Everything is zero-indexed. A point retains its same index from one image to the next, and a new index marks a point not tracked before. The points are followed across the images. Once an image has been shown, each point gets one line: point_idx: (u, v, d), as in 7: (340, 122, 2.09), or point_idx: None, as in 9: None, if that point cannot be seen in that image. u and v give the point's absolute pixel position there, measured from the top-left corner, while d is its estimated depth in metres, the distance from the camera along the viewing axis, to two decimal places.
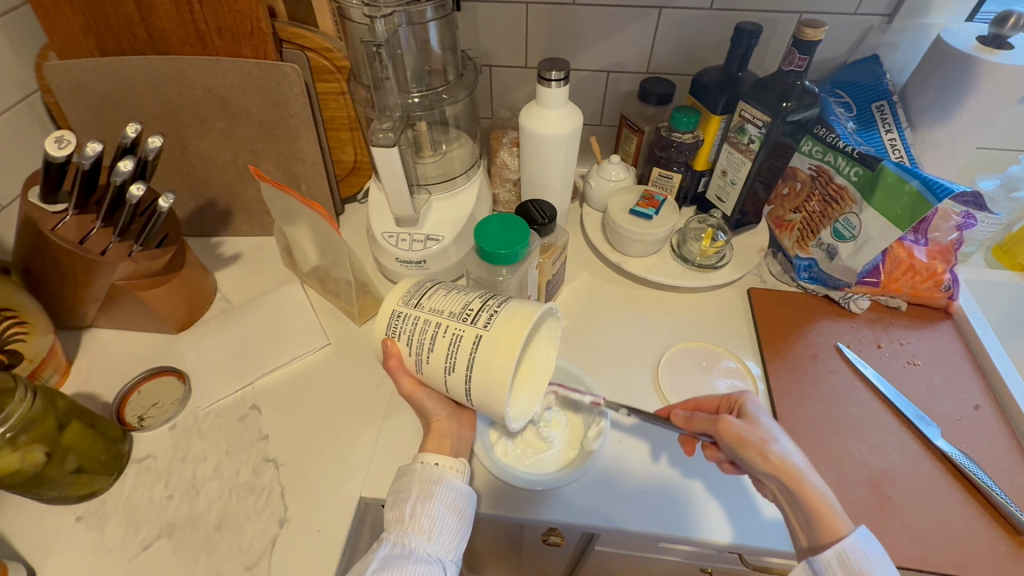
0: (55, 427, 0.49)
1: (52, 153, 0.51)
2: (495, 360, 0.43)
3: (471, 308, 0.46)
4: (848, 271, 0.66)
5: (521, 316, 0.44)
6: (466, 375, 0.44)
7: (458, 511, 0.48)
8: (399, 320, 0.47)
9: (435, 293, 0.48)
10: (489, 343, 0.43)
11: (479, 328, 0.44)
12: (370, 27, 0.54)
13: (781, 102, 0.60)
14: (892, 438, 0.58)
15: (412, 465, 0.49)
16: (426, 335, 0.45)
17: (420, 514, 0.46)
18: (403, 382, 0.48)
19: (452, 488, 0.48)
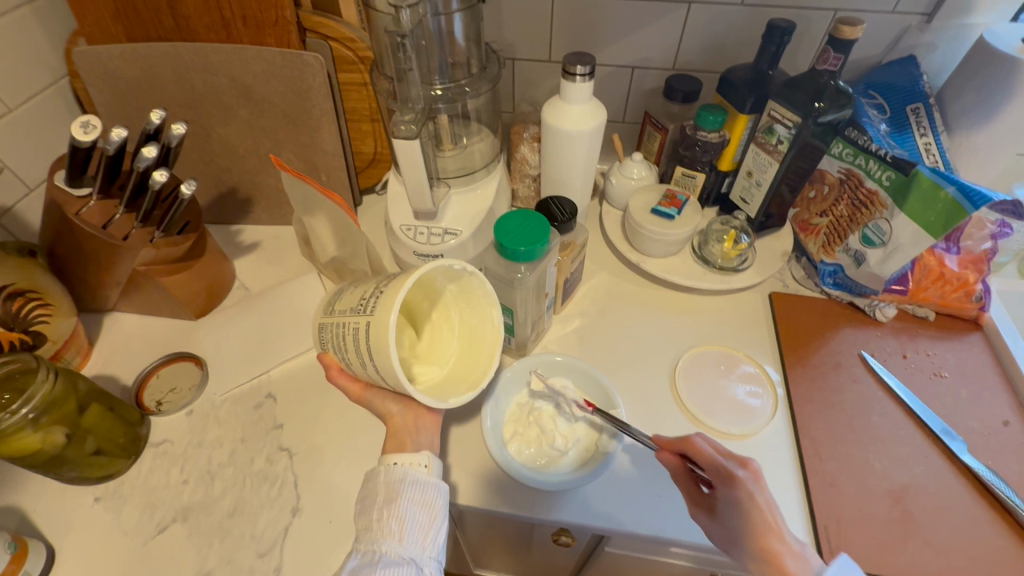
0: (75, 409, 0.50)
1: (78, 138, 0.51)
2: (377, 336, 0.43)
3: (365, 297, 0.46)
4: (876, 278, 0.64)
5: (396, 291, 0.44)
6: (368, 363, 0.45)
7: (428, 505, 0.47)
8: (321, 332, 0.49)
9: (345, 295, 0.49)
10: (376, 326, 0.43)
11: (366, 315, 0.44)
12: (395, 17, 0.53)
13: (813, 102, 0.58)
14: (915, 451, 0.56)
15: (376, 470, 0.49)
16: (337, 338, 0.47)
17: (387, 519, 0.45)
18: (348, 387, 0.51)
19: (417, 484, 0.47)
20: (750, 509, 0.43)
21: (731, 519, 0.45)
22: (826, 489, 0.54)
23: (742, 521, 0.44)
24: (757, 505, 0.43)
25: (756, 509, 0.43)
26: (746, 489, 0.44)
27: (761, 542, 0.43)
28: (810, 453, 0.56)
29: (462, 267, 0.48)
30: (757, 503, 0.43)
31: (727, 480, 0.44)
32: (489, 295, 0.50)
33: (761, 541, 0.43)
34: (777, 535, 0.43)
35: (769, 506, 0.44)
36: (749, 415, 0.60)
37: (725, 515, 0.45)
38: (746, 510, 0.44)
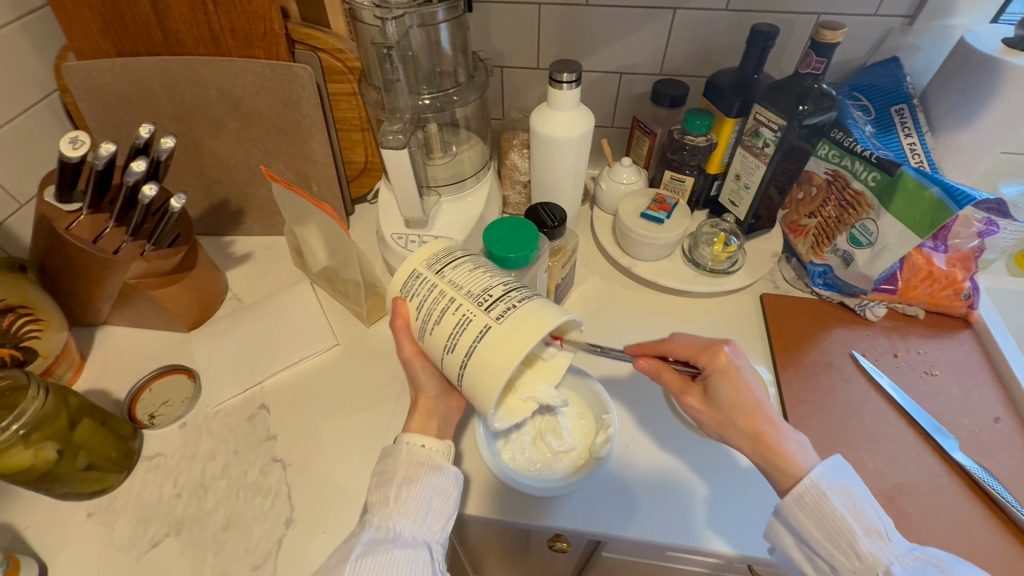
0: (66, 424, 0.50)
1: (66, 154, 0.51)
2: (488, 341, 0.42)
3: (491, 293, 0.44)
4: (865, 279, 0.65)
5: (535, 321, 0.42)
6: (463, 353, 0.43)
7: (445, 492, 0.48)
8: (417, 282, 0.47)
9: (459, 265, 0.47)
10: (495, 338, 0.42)
11: (491, 318, 0.42)
12: (381, 28, 0.53)
13: (798, 104, 0.59)
14: (908, 450, 0.56)
15: (396, 447, 0.49)
16: (437, 305, 0.45)
17: (405, 498, 0.46)
18: (404, 345, 0.49)
19: (437, 470, 0.48)
20: (738, 381, 0.46)
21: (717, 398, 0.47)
22: None
23: (733, 404, 0.46)
24: (743, 376, 0.47)
25: (742, 389, 0.46)
26: (730, 362, 0.47)
27: (752, 421, 0.45)
28: None
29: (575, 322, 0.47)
30: (741, 379, 0.47)
31: (713, 356, 0.48)
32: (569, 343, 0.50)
33: (750, 419, 0.45)
34: (768, 420, 0.45)
35: (755, 383, 0.47)
36: None
37: (715, 395, 0.47)
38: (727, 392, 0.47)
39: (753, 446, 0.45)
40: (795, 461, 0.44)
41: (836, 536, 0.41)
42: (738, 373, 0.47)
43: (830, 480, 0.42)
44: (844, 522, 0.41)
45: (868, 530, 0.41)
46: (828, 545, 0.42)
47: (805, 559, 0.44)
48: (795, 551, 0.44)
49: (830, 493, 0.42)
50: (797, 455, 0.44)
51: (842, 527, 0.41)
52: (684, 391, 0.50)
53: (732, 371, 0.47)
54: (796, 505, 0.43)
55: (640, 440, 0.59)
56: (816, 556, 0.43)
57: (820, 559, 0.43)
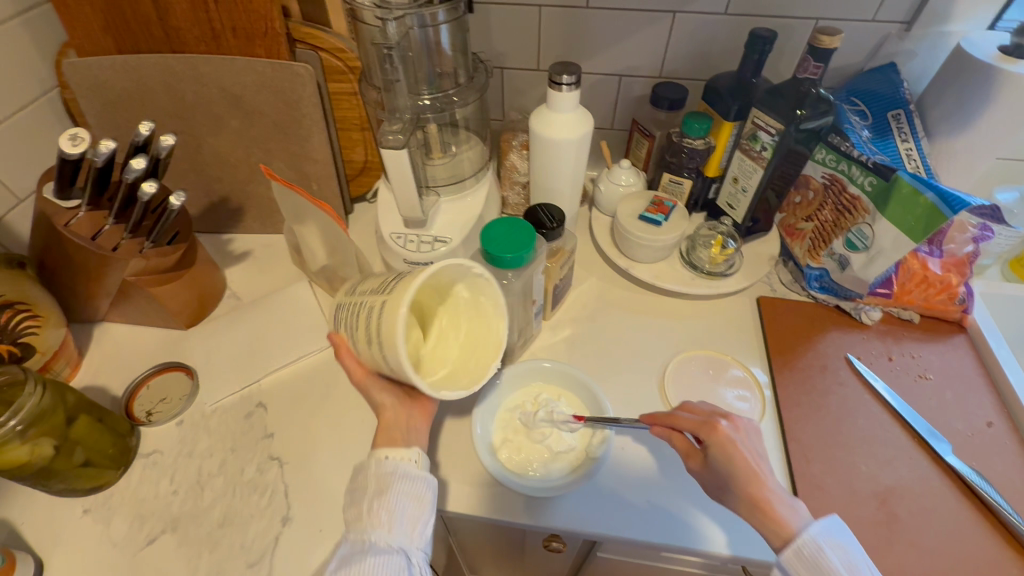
0: (64, 420, 0.50)
1: (66, 151, 0.50)
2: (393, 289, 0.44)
3: (386, 284, 0.46)
4: (861, 283, 0.65)
5: (427, 272, 0.43)
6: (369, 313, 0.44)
7: (418, 498, 0.47)
8: (342, 311, 0.50)
9: (368, 281, 0.50)
10: (387, 306, 0.42)
11: (383, 295, 0.44)
12: (382, 29, 0.54)
13: (795, 109, 0.59)
14: (901, 453, 0.57)
15: (367, 462, 0.48)
16: (354, 315, 0.47)
17: (376, 509, 0.45)
18: (352, 368, 0.50)
19: (407, 478, 0.47)
20: (735, 456, 0.45)
21: (720, 468, 0.45)
22: (815, 493, 0.54)
23: (726, 472, 0.45)
24: (741, 451, 0.45)
25: (739, 460, 0.44)
26: (728, 437, 0.46)
27: (749, 492, 0.43)
28: (798, 456, 0.57)
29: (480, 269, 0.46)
30: (740, 452, 0.45)
31: (709, 431, 0.46)
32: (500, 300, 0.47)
33: (749, 490, 0.43)
34: (765, 484, 0.43)
35: (753, 455, 0.45)
36: None
37: (711, 464, 0.46)
38: (730, 460, 0.45)
39: (750, 514, 0.44)
40: (788, 522, 0.42)
41: None
42: (737, 448, 0.45)
43: (826, 535, 0.41)
44: None
45: None
46: None
47: None
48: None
49: (826, 547, 0.40)
50: (791, 518, 0.42)
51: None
52: (689, 455, 0.49)
53: (728, 445, 0.45)
54: (791, 559, 0.41)
55: (636, 441, 0.59)
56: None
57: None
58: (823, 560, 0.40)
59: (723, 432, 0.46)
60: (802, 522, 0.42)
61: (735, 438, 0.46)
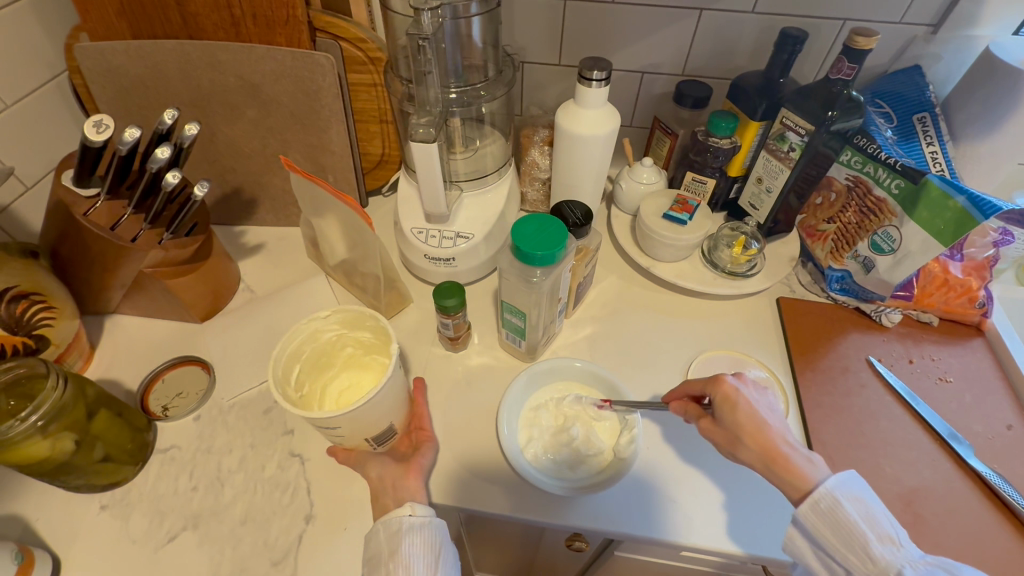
0: (84, 415, 0.49)
1: (90, 138, 0.49)
2: (288, 366, 0.51)
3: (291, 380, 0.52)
4: (885, 285, 0.65)
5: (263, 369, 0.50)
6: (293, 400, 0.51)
7: (431, 546, 0.46)
8: None
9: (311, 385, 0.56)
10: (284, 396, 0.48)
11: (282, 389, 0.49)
12: (416, 19, 0.52)
13: (826, 110, 0.59)
14: (924, 455, 0.57)
15: (374, 529, 0.47)
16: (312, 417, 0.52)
17: (393, 571, 0.44)
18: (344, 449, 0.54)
19: (415, 530, 0.46)
20: (741, 404, 0.46)
21: (728, 421, 0.46)
22: None
23: (736, 421, 0.45)
24: (746, 400, 0.46)
25: (746, 409, 0.45)
26: (733, 388, 0.47)
27: (761, 441, 0.44)
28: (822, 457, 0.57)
29: (324, 314, 0.52)
30: (745, 400, 0.46)
31: (717, 383, 0.47)
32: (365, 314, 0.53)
33: (759, 438, 0.44)
34: (776, 433, 0.44)
35: (761, 407, 0.46)
36: None
37: (720, 418, 0.47)
38: (735, 408, 0.45)
39: (767, 467, 0.44)
40: (803, 471, 0.43)
41: (851, 543, 0.41)
42: (743, 398, 0.46)
43: (842, 488, 0.42)
44: (856, 529, 0.40)
45: (881, 536, 0.40)
46: (846, 556, 0.41)
47: (821, 564, 0.43)
48: (811, 560, 0.44)
49: (843, 500, 0.41)
50: (806, 468, 0.43)
51: (854, 533, 0.41)
52: (699, 416, 0.49)
53: (733, 396, 0.46)
54: (808, 512, 0.42)
55: (661, 443, 0.59)
56: (832, 565, 0.42)
57: (835, 565, 0.42)
58: (841, 512, 0.41)
59: (728, 386, 0.47)
60: (819, 475, 0.43)
61: (738, 389, 0.47)
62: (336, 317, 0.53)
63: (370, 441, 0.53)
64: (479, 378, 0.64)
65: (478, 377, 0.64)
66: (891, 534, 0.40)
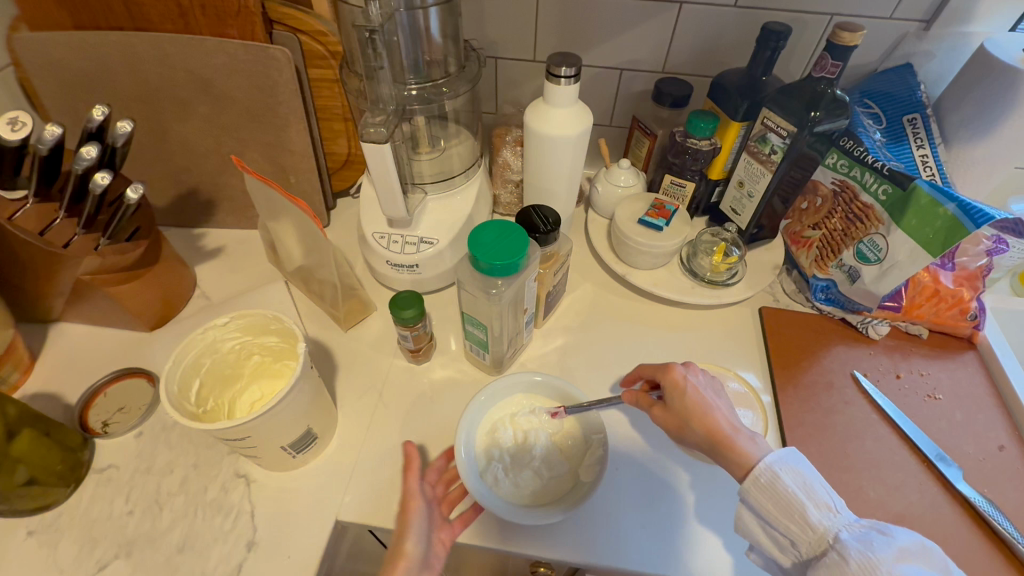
0: (4, 435, 0.45)
1: (5, 137, 0.45)
2: (185, 381, 0.47)
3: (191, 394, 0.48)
4: (870, 295, 0.62)
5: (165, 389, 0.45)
6: (196, 415, 0.47)
7: None
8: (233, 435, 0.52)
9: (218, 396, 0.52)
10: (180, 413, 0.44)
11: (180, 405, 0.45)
12: (364, 10, 0.48)
13: (809, 111, 0.55)
14: (911, 478, 0.54)
15: None
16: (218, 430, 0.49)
17: None
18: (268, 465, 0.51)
19: None
20: (688, 391, 0.45)
21: (677, 407, 0.45)
22: None
23: (683, 405, 0.44)
24: (693, 387, 0.45)
25: (693, 395, 0.44)
26: (681, 375, 0.46)
27: (707, 424, 0.43)
28: None
29: (225, 319, 0.49)
30: (691, 386, 0.45)
31: (666, 370, 0.46)
32: (269, 316, 0.49)
33: (705, 421, 0.43)
34: (722, 417, 0.43)
35: (708, 394, 0.45)
36: None
37: (670, 406, 0.46)
38: (683, 393, 0.45)
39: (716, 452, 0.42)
40: (746, 450, 0.41)
41: (793, 514, 0.39)
42: (690, 385, 0.45)
43: (782, 461, 0.40)
44: (796, 501, 0.39)
45: (820, 504, 0.39)
46: (788, 528, 0.39)
47: (769, 540, 0.41)
48: (761, 538, 0.42)
49: (781, 474, 0.40)
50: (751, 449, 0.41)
51: (794, 505, 0.39)
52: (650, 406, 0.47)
53: (680, 383, 0.45)
54: (751, 488, 0.40)
55: (629, 463, 0.56)
56: (778, 538, 0.40)
57: (782, 540, 0.40)
58: (781, 485, 0.39)
59: (678, 373, 0.46)
60: (759, 451, 0.41)
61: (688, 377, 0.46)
62: (236, 323, 0.49)
63: (287, 449, 0.50)
64: (442, 393, 0.61)
65: (441, 391, 0.61)
66: (829, 502, 0.39)
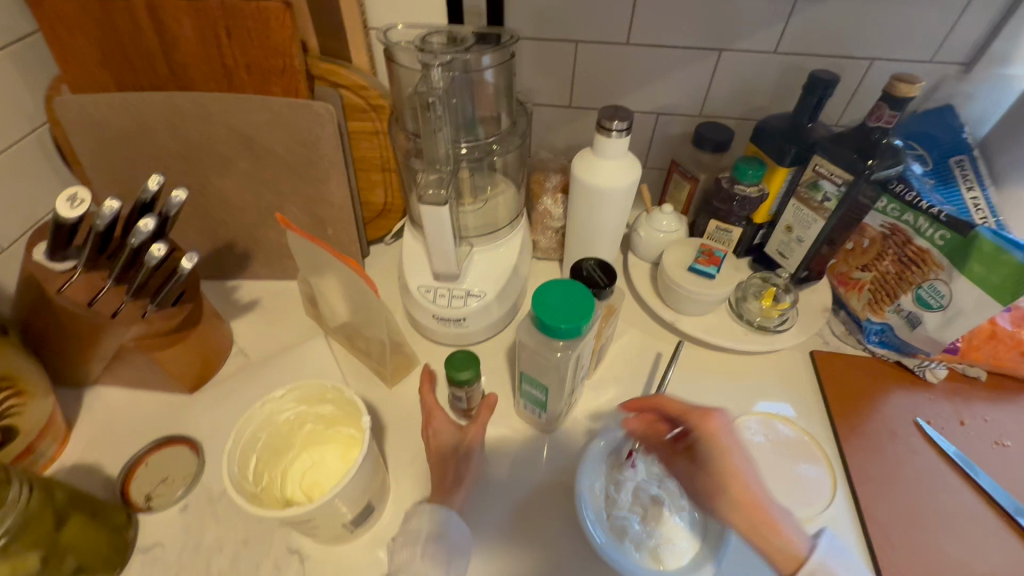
0: (53, 523, 0.42)
1: (63, 214, 0.44)
2: (243, 459, 0.46)
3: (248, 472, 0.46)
4: (932, 342, 0.60)
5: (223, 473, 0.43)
6: (256, 495, 0.45)
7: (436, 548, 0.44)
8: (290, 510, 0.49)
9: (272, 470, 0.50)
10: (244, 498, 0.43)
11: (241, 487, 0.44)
12: (425, 75, 0.49)
13: (864, 159, 0.55)
14: (990, 535, 0.52)
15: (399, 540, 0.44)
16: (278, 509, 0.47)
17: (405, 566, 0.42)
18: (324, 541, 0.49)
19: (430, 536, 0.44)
20: (724, 446, 0.49)
21: (711, 463, 0.50)
22: None
23: (724, 465, 0.49)
24: (729, 443, 0.49)
25: (731, 452, 0.49)
26: (720, 427, 0.49)
27: (743, 494, 0.48)
28: (879, 539, 0.52)
29: (281, 392, 0.47)
30: (728, 446, 0.49)
31: (703, 419, 0.50)
32: (325, 386, 0.48)
33: (744, 493, 0.47)
34: (759, 492, 0.48)
35: (739, 447, 0.49)
36: (807, 496, 0.55)
37: (703, 459, 0.50)
38: (724, 452, 0.49)
39: (751, 523, 0.46)
40: (790, 538, 0.46)
41: None
42: (728, 436, 0.49)
43: (830, 557, 0.45)
44: None
45: None
46: None
47: None
48: None
49: (830, 565, 0.44)
50: (787, 527, 0.47)
51: None
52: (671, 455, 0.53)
53: (720, 436, 0.49)
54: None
55: None
56: None
57: None
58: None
59: (717, 422, 0.49)
60: (801, 541, 0.46)
61: (727, 426, 0.49)
62: (292, 394, 0.48)
63: (347, 525, 0.48)
64: (495, 452, 0.58)
65: (494, 451, 0.58)
66: None
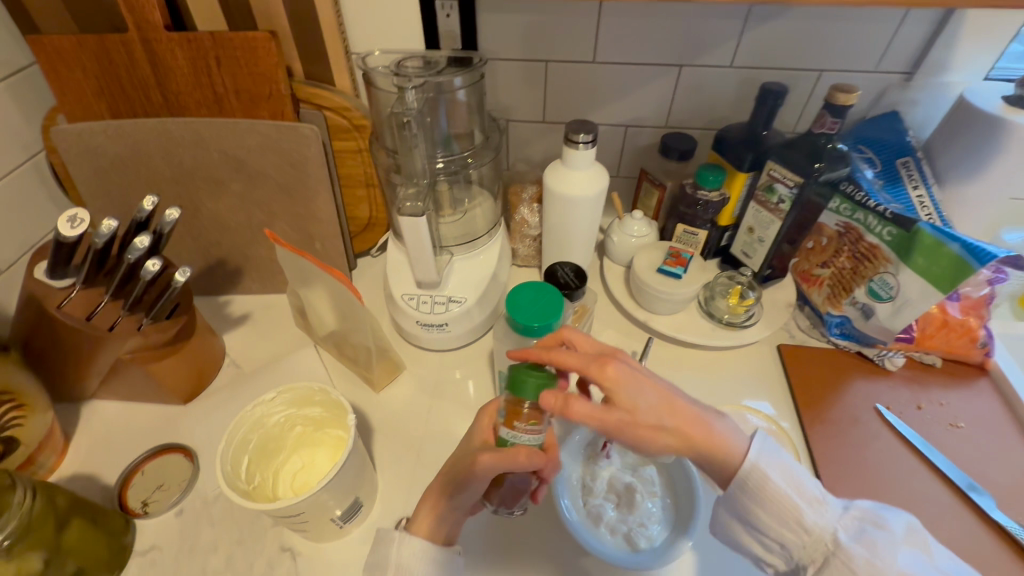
0: (55, 528, 0.45)
1: (63, 233, 0.47)
2: (236, 459, 0.48)
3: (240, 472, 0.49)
4: (886, 331, 0.64)
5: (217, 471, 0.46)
6: (247, 493, 0.48)
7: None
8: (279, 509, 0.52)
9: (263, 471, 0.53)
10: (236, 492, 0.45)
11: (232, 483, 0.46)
12: (401, 97, 0.53)
13: (813, 163, 0.59)
14: (947, 511, 0.55)
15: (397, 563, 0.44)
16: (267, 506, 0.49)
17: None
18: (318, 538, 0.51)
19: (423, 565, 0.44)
20: (635, 381, 0.42)
21: (639, 401, 0.42)
22: None
23: (643, 400, 0.42)
24: (639, 378, 0.43)
25: (642, 390, 0.42)
26: (622, 370, 0.42)
27: (680, 418, 0.42)
28: None
29: (272, 395, 0.51)
30: (645, 376, 0.43)
31: (601, 368, 0.42)
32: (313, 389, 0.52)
33: (681, 415, 0.42)
34: (696, 410, 0.43)
35: (649, 382, 0.43)
36: None
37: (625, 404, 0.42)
38: (641, 379, 0.43)
39: (690, 442, 0.42)
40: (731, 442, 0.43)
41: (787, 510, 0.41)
42: (632, 375, 0.42)
43: (763, 455, 0.43)
44: (790, 498, 0.42)
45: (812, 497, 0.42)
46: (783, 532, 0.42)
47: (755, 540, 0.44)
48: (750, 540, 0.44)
49: (767, 469, 0.42)
50: (729, 436, 0.43)
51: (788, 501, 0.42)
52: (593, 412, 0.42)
53: (630, 374, 0.42)
54: (741, 483, 0.42)
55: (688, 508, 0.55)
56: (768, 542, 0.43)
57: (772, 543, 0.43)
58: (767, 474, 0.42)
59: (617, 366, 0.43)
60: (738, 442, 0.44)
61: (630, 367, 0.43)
62: (282, 397, 0.51)
63: (336, 518, 0.50)
64: None
65: None
66: (817, 496, 0.42)
